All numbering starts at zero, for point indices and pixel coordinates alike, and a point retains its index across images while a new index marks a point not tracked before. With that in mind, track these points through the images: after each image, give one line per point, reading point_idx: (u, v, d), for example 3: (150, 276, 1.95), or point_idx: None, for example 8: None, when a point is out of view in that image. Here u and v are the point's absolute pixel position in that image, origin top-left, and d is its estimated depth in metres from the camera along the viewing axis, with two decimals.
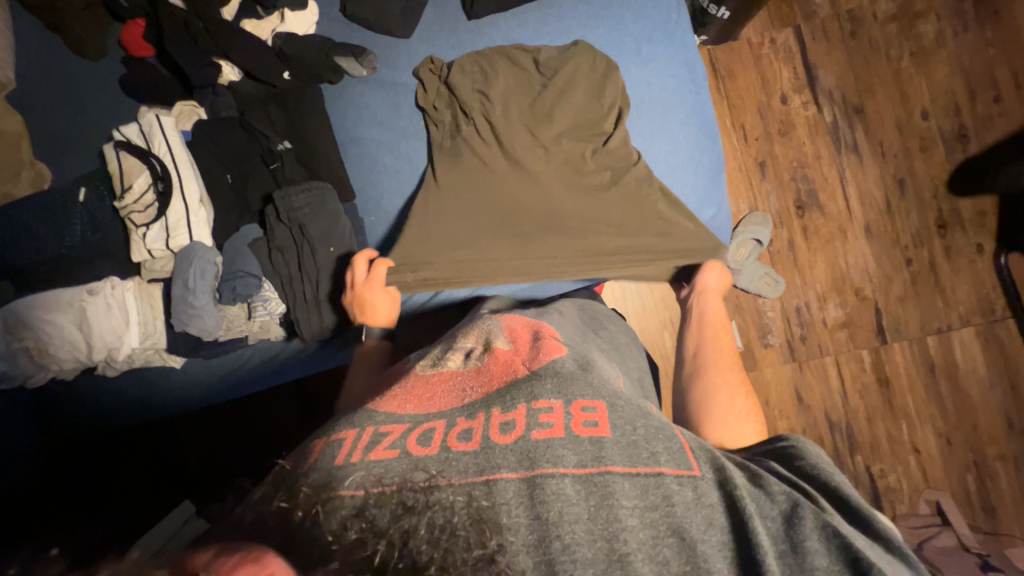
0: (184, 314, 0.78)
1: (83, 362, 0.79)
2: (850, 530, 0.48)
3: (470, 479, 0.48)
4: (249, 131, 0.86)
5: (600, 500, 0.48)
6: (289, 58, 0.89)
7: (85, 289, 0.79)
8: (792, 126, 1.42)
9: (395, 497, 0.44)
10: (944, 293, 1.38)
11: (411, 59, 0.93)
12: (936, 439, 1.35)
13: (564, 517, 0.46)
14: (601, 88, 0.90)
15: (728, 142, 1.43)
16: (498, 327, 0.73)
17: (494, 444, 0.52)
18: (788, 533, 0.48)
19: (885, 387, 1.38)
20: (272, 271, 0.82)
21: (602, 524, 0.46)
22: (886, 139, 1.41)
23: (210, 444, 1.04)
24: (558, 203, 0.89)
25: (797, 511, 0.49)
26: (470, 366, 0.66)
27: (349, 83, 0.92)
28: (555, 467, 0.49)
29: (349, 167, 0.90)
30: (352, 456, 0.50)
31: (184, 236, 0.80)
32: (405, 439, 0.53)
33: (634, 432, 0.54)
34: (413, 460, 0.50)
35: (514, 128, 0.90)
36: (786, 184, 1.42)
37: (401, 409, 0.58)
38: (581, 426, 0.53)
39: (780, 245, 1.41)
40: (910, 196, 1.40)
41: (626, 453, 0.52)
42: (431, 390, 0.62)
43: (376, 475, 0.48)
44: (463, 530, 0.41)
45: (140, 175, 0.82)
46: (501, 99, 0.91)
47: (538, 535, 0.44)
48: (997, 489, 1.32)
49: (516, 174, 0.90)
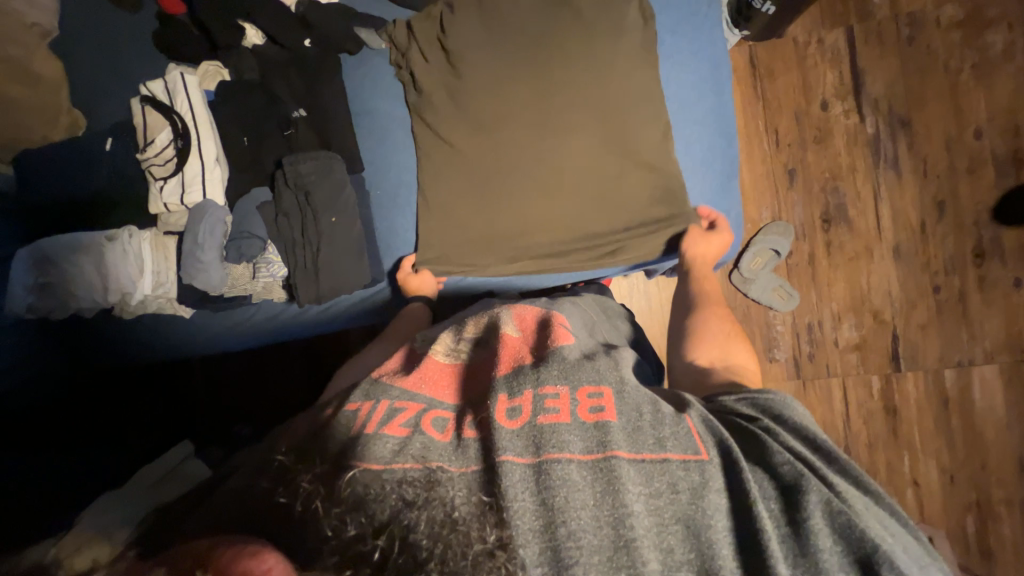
0: (191, 269, 0.79)
1: (100, 305, 0.81)
2: (846, 497, 0.53)
3: (479, 465, 0.54)
4: (266, 95, 0.85)
5: (605, 486, 0.52)
6: (311, 25, 0.86)
7: (105, 236, 0.80)
8: (829, 134, 1.35)
9: (397, 491, 0.48)
10: (970, 326, 1.30)
11: (427, 16, 0.88)
12: (938, 475, 1.31)
13: (569, 503, 0.51)
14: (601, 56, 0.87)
15: (759, 146, 1.37)
16: (508, 312, 0.78)
17: (501, 427, 0.56)
18: (792, 516, 0.52)
19: (891, 415, 1.33)
20: (276, 237, 0.82)
21: (607, 512, 0.51)
22: (931, 156, 1.32)
23: (214, 396, 1.08)
24: (569, 176, 0.87)
25: (800, 483, 0.53)
26: (480, 353, 0.72)
27: (368, 55, 0.90)
28: (561, 453, 0.54)
29: (363, 135, 0.89)
30: (369, 429, 0.57)
31: (198, 193, 0.81)
32: (417, 419, 0.60)
33: (640, 418, 0.59)
34: (425, 441, 0.57)
35: (514, 91, 0.85)
36: (814, 194, 1.35)
37: (415, 388, 0.64)
38: (587, 412, 0.58)
39: (799, 258, 1.36)
40: (949, 219, 1.31)
41: (631, 439, 0.56)
42: (445, 376, 0.68)
43: (391, 452, 0.54)
44: (465, 525, 0.46)
45: (162, 130, 0.81)
46: (524, 74, 0.86)
47: (544, 520, 0.50)
48: (998, 533, 1.27)
49: (518, 144, 0.86)
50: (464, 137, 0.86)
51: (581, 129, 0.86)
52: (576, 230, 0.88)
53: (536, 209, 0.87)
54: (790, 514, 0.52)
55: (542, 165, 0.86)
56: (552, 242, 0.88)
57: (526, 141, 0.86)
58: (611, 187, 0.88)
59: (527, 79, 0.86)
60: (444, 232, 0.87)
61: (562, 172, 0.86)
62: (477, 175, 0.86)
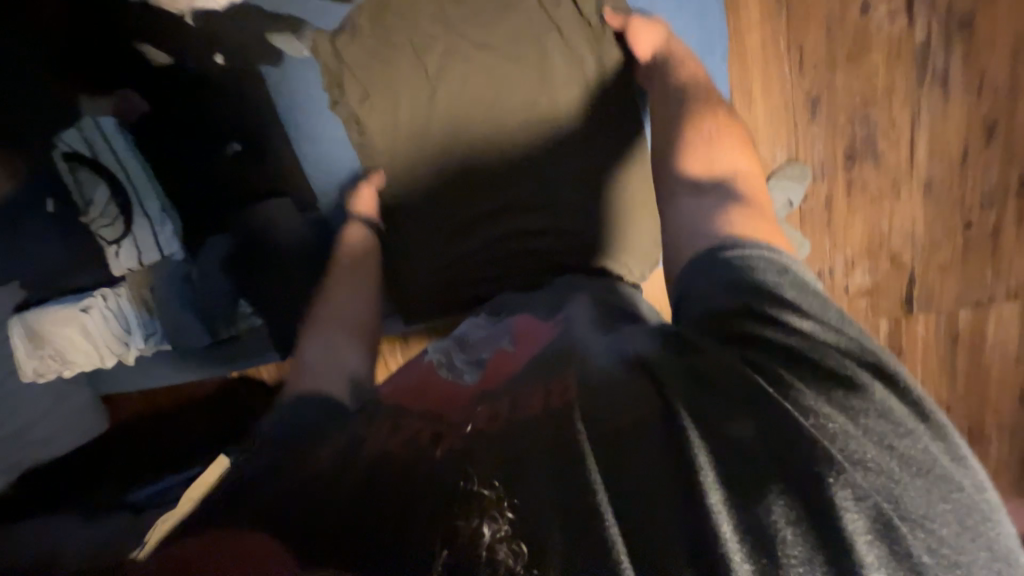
0: (174, 323, 0.85)
1: (101, 363, 0.85)
2: (793, 382, 0.49)
3: (454, 453, 0.53)
4: (202, 127, 0.83)
5: (559, 438, 0.49)
6: (219, 39, 0.79)
7: (80, 305, 0.79)
8: (865, 47, 1.12)
9: (392, 484, 0.51)
10: (997, 263, 1.22)
11: (361, 27, 0.82)
12: (934, 407, 1.34)
13: (531, 465, 0.48)
14: (556, 56, 0.86)
15: (778, 72, 1.15)
16: (508, 326, 0.75)
17: (483, 429, 0.55)
18: (721, 423, 0.48)
19: (895, 356, 1.32)
20: (243, 288, 0.85)
21: (560, 457, 0.48)
22: (990, 66, 1.10)
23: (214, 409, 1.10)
24: (528, 185, 0.88)
25: (727, 380, 0.50)
26: (479, 367, 0.69)
27: (291, 65, 0.81)
28: (527, 436, 0.51)
29: (313, 171, 0.86)
30: (361, 448, 0.57)
31: (155, 253, 0.81)
32: (396, 441, 0.57)
33: (595, 380, 0.55)
34: (419, 455, 0.54)
35: (471, 102, 0.85)
36: (839, 126, 1.17)
37: (408, 405, 0.65)
38: (554, 397, 0.55)
39: (814, 203, 1.23)
40: (998, 144, 1.14)
41: (581, 395, 0.53)
42: (439, 395, 0.66)
43: (392, 470, 0.53)
44: (462, 516, 0.46)
45: (97, 187, 0.77)
46: (475, 80, 0.85)
47: (507, 478, 0.48)
48: (984, 454, 1.34)
49: (475, 155, 0.87)
50: (414, 162, 0.87)
51: (540, 136, 0.87)
52: (541, 247, 0.89)
53: (497, 231, 0.89)
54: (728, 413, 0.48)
55: (503, 175, 0.88)
56: (520, 259, 0.90)
57: (481, 158, 0.87)
58: (563, 193, 0.88)
59: (483, 88, 0.85)
60: (417, 268, 0.91)
61: (523, 187, 0.88)
62: (434, 205, 0.88)
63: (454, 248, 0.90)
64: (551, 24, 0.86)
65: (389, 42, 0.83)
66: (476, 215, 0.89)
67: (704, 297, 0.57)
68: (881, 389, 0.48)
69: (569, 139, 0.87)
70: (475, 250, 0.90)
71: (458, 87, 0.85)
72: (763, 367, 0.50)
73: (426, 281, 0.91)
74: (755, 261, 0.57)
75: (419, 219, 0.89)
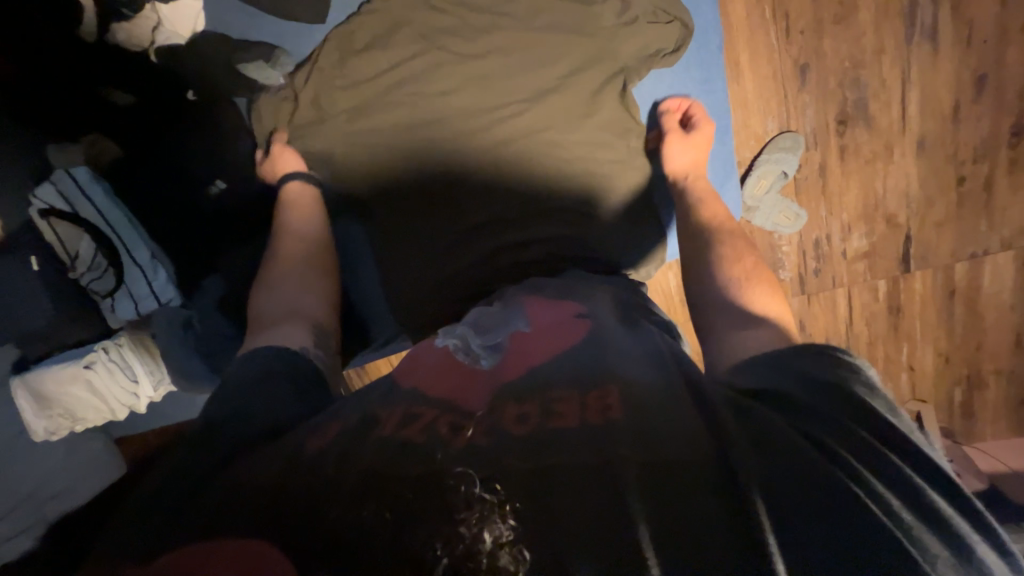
0: (179, 371, 0.81)
1: (113, 416, 0.84)
2: (863, 466, 0.48)
3: (479, 466, 0.52)
4: (178, 167, 0.82)
5: (605, 494, 0.48)
6: (189, 75, 0.82)
7: (82, 363, 0.77)
8: (852, 7, 1.09)
9: (396, 490, 0.51)
10: (991, 215, 1.22)
11: (344, 49, 0.82)
12: (933, 359, 1.37)
13: (567, 512, 0.47)
14: (539, 54, 0.84)
15: (765, 40, 1.12)
16: (522, 314, 0.75)
17: (512, 433, 0.56)
18: (779, 484, 0.47)
19: (894, 313, 1.34)
20: (246, 329, 0.81)
21: (600, 513, 0.47)
22: (979, 16, 1.07)
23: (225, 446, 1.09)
24: (519, 187, 0.84)
25: (791, 444, 0.50)
26: (495, 355, 0.71)
27: (268, 94, 0.84)
28: (562, 458, 0.52)
29: (296, 197, 0.83)
30: (384, 433, 0.59)
31: (150, 301, 0.79)
32: (421, 430, 0.59)
33: (643, 408, 0.57)
34: (427, 443, 0.56)
35: (457, 109, 0.83)
36: (829, 92, 1.15)
37: (428, 392, 0.66)
38: (591, 411, 0.57)
39: (808, 171, 1.22)
40: (989, 96, 1.13)
41: (632, 434, 0.54)
42: (457, 381, 0.68)
43: (397, 457, 0.55)
44: (463, 522, 0.47)
45: (80, 239, 0.75)
46: (458, 87, 0.83)
47: (539, 526, 0.47)
48: (981, 398, 1.39)
49: (464, 162, 0.84)
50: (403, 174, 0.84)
51: (527, 135, 0.84)
52: (543, 250, 0.83)
53: (492, 239, 0.84)
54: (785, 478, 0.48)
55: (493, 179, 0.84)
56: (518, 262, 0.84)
57: (469, 164, 0.84)
58: (557, 191, 0.85)
59: (468, 93, 0.83)
60: (411, 282, 0.86)
61: (513, 190, 0.84)
62: (425, 214, 0.84)
63: (448, 257, 0.84)
64: (534, 27, 0.84)
65: (370, 60, 0.82)
66: (472, 222, 0.84)
67: (776, 364, 0.60)
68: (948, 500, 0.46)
69: (558, 136, 0.84)
70: (470, 261, 0.84)
71: (441, 95, 0.83)
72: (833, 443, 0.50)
73: (422, 293, 0.86)
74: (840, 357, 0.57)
75: (411, 230, 0.85)
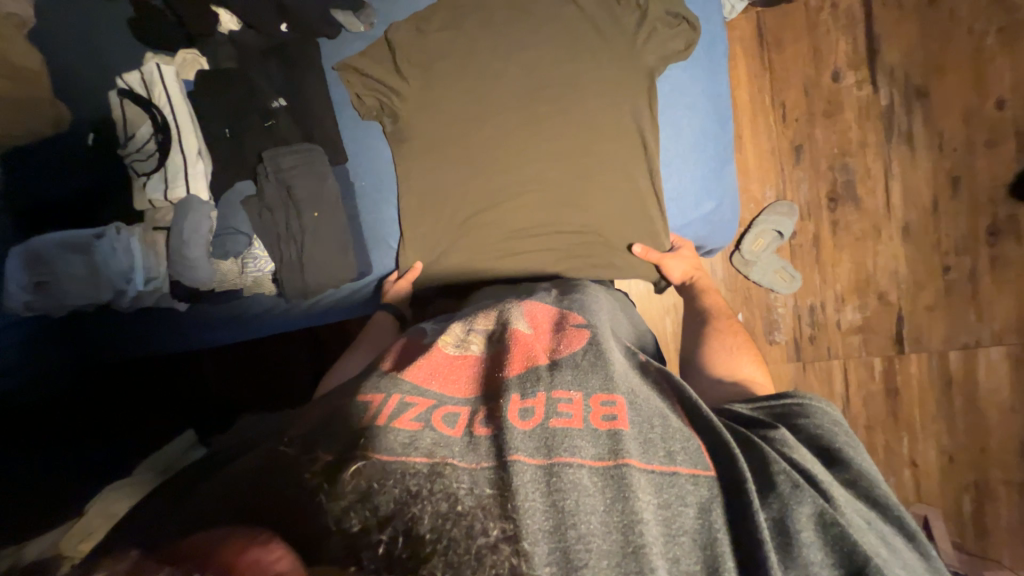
0: (179, 266, 0.83)
1: (97, 299, 0.83)
2: (840, 506, 0.54)
3: (491, 462, 0.53)
4: (244, 85, 0.86)
5: (617, 493, 0.51)
6: (287, 10, 0.86)
7: (94, 233, 0.81)
8: (839, 107, 1.28)
9: (401, 474, 0.49)
10: (979, 307, 1.27)
11: (417, 18, 0.89)
12: (937, 456, 1.30)
13: (580, 506, 0.49)
14: (586, 50, 0.91)
15: (765, 121, 1.30)
16: (518, 310, 0.76)
17: (514, 428, 0.55)
18: (784, 529, 0.51)
19: (893, 397, 1.31)
20: (261, 232, 0.85)
21: (616, 517, 0.49)
22: (948, 129, 1.26)
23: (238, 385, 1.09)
24: (538, 155, 0.90)
25: (796, 493, 0.53)
26: (493, 351, 0.70)
27: (346, 39, 0.90)
28: (573, 457, 0.53)
29: (343, 129, 0.89)
30: (381, 421, 0.56)
31: (182, 188, 0.83)
32: (428, 413, 0.58)
33: (652, 430, 0.58)
34: (435, 437, 0.55)
35: (502, 79, 0.90)
36: (821, 172, 1.30)
37: (425, 383, 0.63)
38: (599, 419, 0.57)
39: (803, 239, 1.32)
40: (964, 196, 1.26)
41: (642, 448, 0.55)
42: (457, 372, 0.66)
43: (405, 445, 0.53)
44: (469, 516, 0.46)
45: (142, 124, 0.83)
46: (508, 60, 0.90)
47: (554, 521, 0.48)
48: (995, 512, 1.27)
49: (494, 122, 0.90)
50: (437, 114, 0.89)
51: (556, 110, 0.90)
52: (562, 220, 0.92)
53: (517, 200, 0.91)
54: (785, 532, 0.51)
55: (521, 139, 0.90)
56: (527, 220, 0.91)
57: (497, 124, 0.90)
58: (579, 172, 0.91)
59: (515, 72, 0.90)
60: (431, 228, 0.91)
61: (538, 156, 0.90)
62: (459, 167, 0.90)
63: (462, 197, 0.90)
64: (587, 29, 0.91)
65: (432, 30, 0.89)
66: (490, 173, 0.90)
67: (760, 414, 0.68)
68: (904, 542, 0.55)
69: (589, 127, 0.91)
70: (495, 218, 0.91)
71: (481, 51, 0.89)
72: (822, 490, 0.55)
73: (436, 228, 0.91)
74: (802, 408, 0.67)
75: (432, 166, 0.89)
